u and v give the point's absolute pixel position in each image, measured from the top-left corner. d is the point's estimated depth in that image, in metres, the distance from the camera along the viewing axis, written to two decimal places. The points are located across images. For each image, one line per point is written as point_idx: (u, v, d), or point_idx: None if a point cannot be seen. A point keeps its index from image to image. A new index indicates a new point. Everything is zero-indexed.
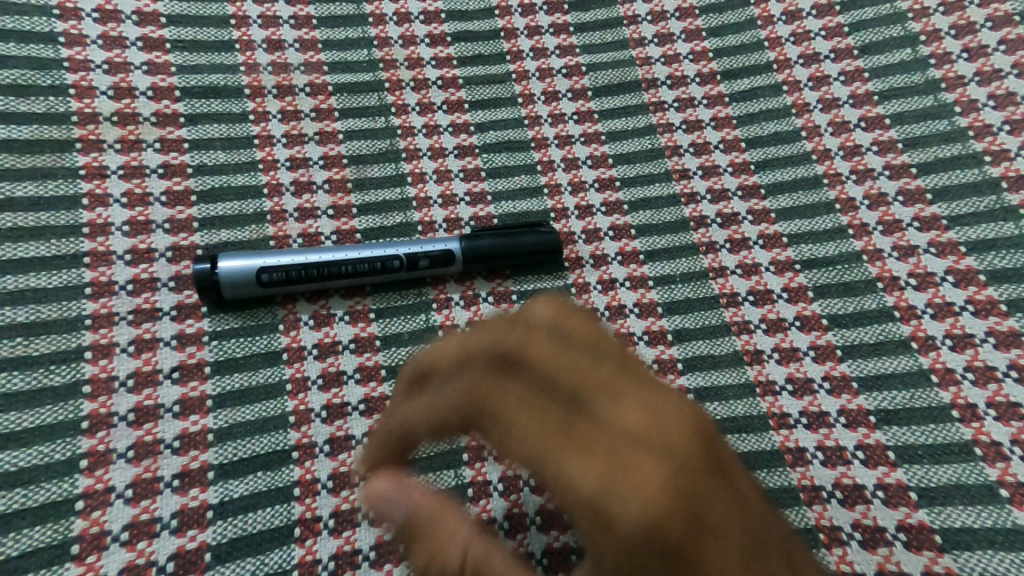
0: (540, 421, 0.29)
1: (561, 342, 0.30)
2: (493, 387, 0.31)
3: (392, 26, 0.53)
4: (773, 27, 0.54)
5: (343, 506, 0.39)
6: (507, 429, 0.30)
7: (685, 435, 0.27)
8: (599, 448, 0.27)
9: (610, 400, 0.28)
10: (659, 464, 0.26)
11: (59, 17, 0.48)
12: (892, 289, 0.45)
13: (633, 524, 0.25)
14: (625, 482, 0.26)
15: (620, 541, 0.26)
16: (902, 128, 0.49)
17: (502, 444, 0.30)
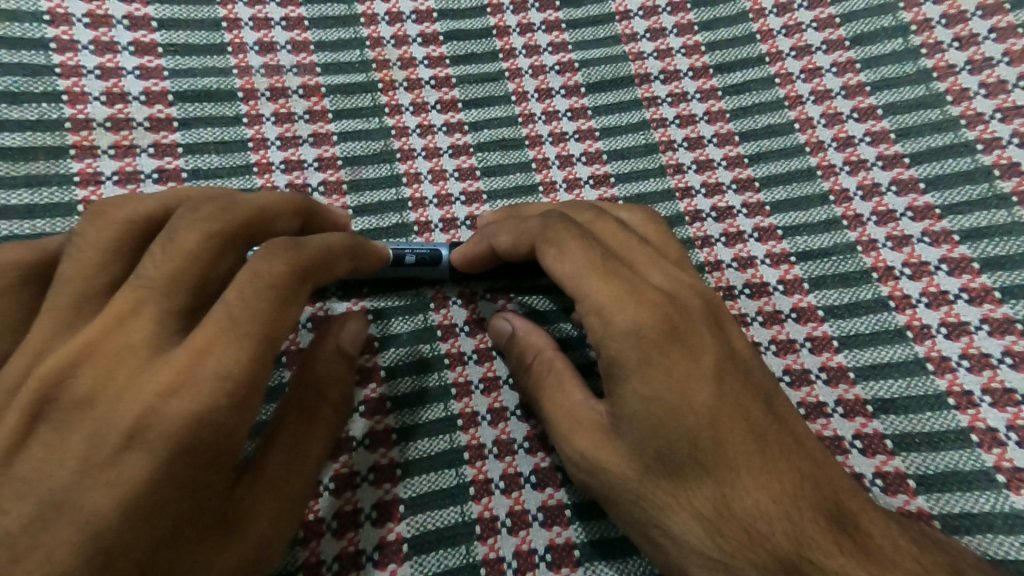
0: (594, 260, 0.39)
1: (615, 226, 0.42)
2: (568, 231, 0.40)
3: (384, 27, 0.53)
4: (765, 20, 0.54)
5: (345, 508, 0.39)
6: (562, 263, 0.39)
7: (687, 287, 0.40)
8: (621, 276, 0.39)
9: (644, 259, 0.40)
10: (665, 299, 0.38)
11: (48, 22, 0.48)
12: (887, 279, 0.45)
13: (633, 325, 0.37)
14: (638, 307, 0.37)
15: (615, 332, 0.37)
16: (894, 118, 0.50)
17: (557, 268, 0.39)
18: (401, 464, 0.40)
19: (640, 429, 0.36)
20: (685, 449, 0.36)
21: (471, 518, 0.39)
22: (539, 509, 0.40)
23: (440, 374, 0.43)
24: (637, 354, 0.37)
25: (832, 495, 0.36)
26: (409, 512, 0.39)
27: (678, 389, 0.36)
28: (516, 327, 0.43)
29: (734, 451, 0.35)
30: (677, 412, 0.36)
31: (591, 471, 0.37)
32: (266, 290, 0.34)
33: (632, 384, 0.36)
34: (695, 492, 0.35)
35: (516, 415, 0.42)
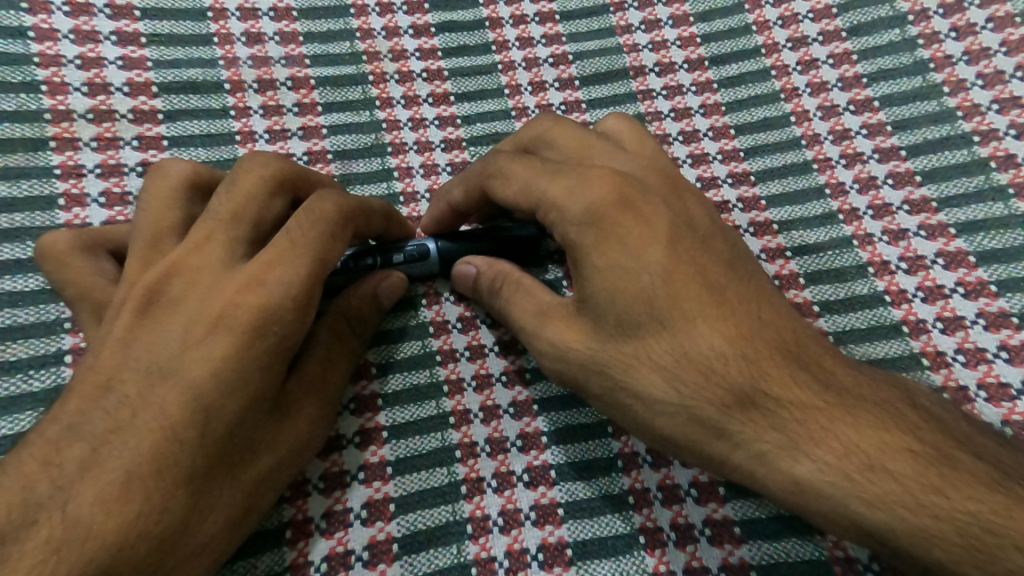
0: (537, 169, 0.41)
1: (575, 131, 0.43)
2: (518, 160, 0.41)
3: (374, 18, 0.52)
4: (762, 11, 0.53)
5: (335, 507, 0.39)
6: (507, 190, 0.41)
7: (645, 168, 0.41)
8: (567, 171, 0.40)
9: (603, 152, 0.42)
10: (616, 175, 0.40)
11: (28, 10, 0.47)
12: (882, 274, 0.45)
13: (585, 205, 0.39)
14: (599, 215, 0.38)
15: (569, 221, 0.39)
16: (892, 110, 0.49)
17: (506, 192, 0.41)
18: (392, 462, 0.40)
19: (615, 324, 0.37)
20: (641, 306, 0.37)
21: (463, 517, 0.39)
22: (531, 507, 0.39)
23: (432, 371, 0.42)
24: (591, 234, 0.38)
25: (787, 335, 0.37)
26: (400, 511, 0.39)
27: (630, 253, 0.37)
28: (478, 266, 0.42)
29: (710, 339, 0.36)
30: (632, 274, 0.37)
31: (579, 369, 0.38)
32: (316, 225, 0.37)
33: (608, 285, 0.37)
34: (653, 345, 0.37)
35: (509, 413, 0.42)
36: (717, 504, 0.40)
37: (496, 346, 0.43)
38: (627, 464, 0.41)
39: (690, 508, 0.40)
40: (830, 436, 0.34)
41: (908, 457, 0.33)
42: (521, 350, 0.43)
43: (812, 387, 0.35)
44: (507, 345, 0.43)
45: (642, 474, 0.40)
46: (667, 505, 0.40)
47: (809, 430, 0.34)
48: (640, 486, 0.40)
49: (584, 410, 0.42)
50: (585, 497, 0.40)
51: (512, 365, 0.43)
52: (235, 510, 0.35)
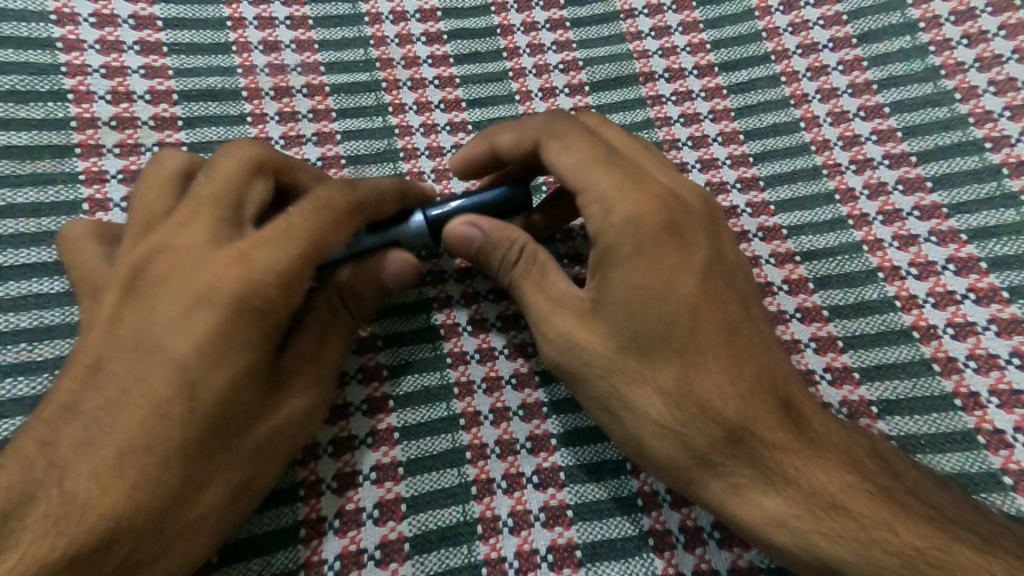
0: (595, 155, 0.40)
1: (625, 132, 0.43)
2: (582, 134, 0.41)
3: (393, 47, 0.52)
4: (781, 39, 0.52)
5: (350, 547, 0.38)
6: (561, 159, 0.40)
7: (688, 188, 0.41)
8: (622, 167, 0.40)
9: (651, 160, 0.42)
10: (666, 192, 0.40)
11: (62, 49, 0.48)
12: (910, 308, 0.43)
13: (631, 215, 0.38)
14: (643, 230, 0.38)
15: (611, 221, 0.39)
16: (916, 141, 0.47)
17: (555, 164, 0.40)
18: (406, 500, 0.39)
19: (623, 343, 0.38)
20: (663, 327, 0.37)
21: (478, 558, 0.38)
22: (548, 549, 0.38)
23: (448, 404, 0.41)
24: (632, 241, 0.38)
25: (789, 390, 0.38)
26: (415, 551, 0.38)
27: (665, 276, 0.38)
28: (484, 230, 0.41)
29: (721, 374, 0.37)
30: (659, 291, 0.37)
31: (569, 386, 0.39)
32: (321, 213, 0.37)
33: (627, 303, 0.38)
34: (661, 370, 0.38)
35: (526, 448, 0.40)
36: (741, 548, 0.39)
37: (513, 378, 0.42)
38: (648, 504, 0.39)
39: (713, 551, 0.38)
40: (802, 475, 0.36)
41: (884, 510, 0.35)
42: (539, 383, 0.42)
43: (800, 436, 0.36)
44: (524, 377, 0.42)
45: (663, 514, 0.39)
46: (689, 548, 0.39)
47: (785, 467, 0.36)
48: (661, 527, 0.39)
49: (604, 447, 0.40)
50: (603, 539, 0.39)
51: (530, 398, 0.42)
52: (234, 503, 0.36)
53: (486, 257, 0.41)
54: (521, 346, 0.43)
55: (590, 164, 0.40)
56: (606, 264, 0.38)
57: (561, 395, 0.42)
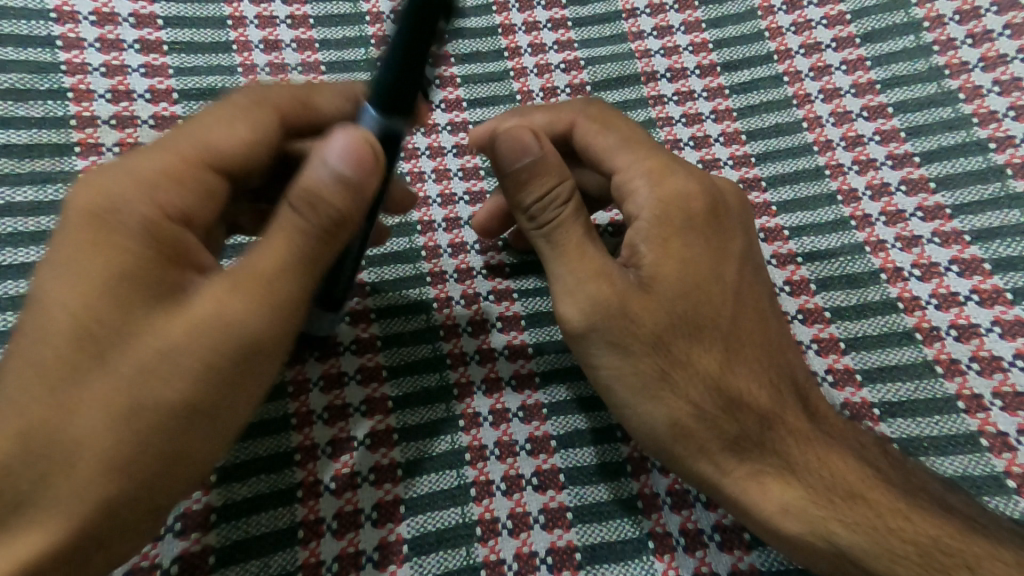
0: (636, 138, 0.41)
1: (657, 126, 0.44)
2: (619, 119, 0.42)
3: (389, 25, 0.53)
4: (774, 17, 0.53)
5: (346, 508, 0.39)
6: (602, 141, 0.41)
7: (727, 187, 0.43)
8: (665, 153, 0.41)
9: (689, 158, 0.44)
10: (707, 183, 0.41)
11: (57, 20, 0.48)
12: (895, 280, 0.44)
13: (679, 194, 0.40)
14: (692, 215, 0.40)
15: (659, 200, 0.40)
16: (905, 116, 0.49)
17: (597, 145, 0.42)
18: (402, 465, 0.40)
19: (669, 322, 0.38)
20: (704, 314, 0.39)
21: (472, 519, 0.39)
22: (540, 511, 0.40)
23: (442, 374, 0.43)
24: (676, 223, 0.39)
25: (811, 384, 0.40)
26: (410, 512, 0.39)
27: (709, 263, 0.39)
28: (542, 150, 0.39)
29: (751, 357, 0.39)
30: (702, 281, 0.39)
31: (602, 362, 0.39)
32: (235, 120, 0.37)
33: (675, 287, 0.38)
34: (704, 354, 0.39)
35: (518, 417, 0.42)
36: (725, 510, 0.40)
37: (505, 350, 0.44)
38: (636, 469, 0.41)
39: (699, 513, 0.40)
40: (811, 458, 0.38)
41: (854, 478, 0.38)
42: (531, 354, 0.44)
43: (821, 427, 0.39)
44: (517, 349, 0.44)
45: (651, 479, 0.41)
46: (676, 510, 0.40)
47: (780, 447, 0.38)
48: (649, 490, 0.40)
49: (593, 415, 0.42)
50: (594, 501, 0.40)
51: (522, 369, 0.43)
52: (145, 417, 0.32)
53: (529, 178, 0.39)
54: (513, 319, 0.45)
55: (632, 143, 0.41)
56: (652, 247, 0.39)
57: (551, 366, 0.43)
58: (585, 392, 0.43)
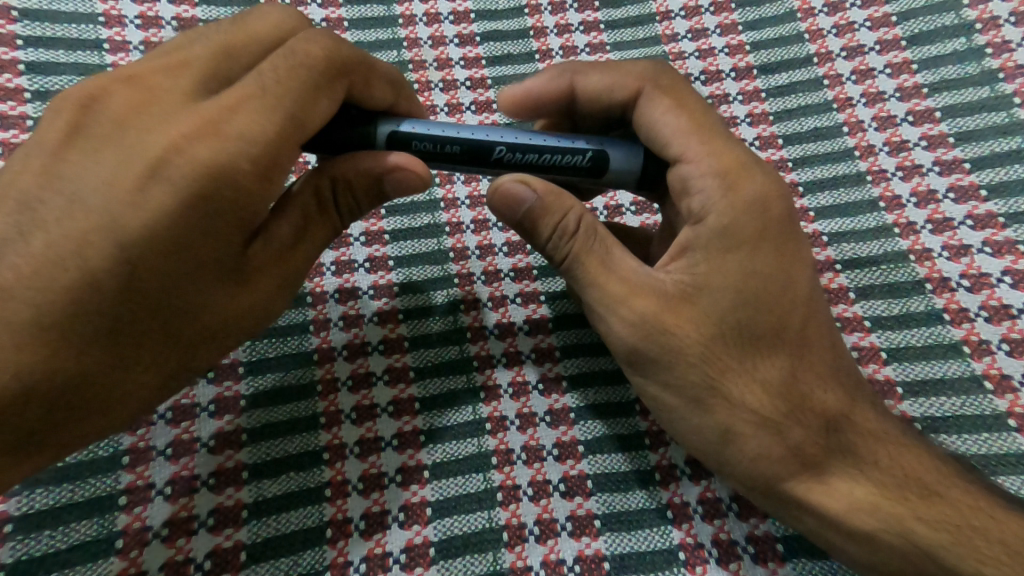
0: (699, 123, 0.38)
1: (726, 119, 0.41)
2: (689, 100, 0.39)
3: (426, 50, 0.52)
4: (824, 40, 0.50)
5: (375, 550, 0.37)
6: (669, 120, 0.39)
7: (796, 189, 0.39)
8: (744, 155, 0.38)
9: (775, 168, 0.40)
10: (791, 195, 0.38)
11: (109, 50, 0.48)
12: (961, 322, 0.41)
13: (756, 197, 0.37)
14: (769, 219, 0.37)
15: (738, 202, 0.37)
16: (967, 148, 0.46)
17: (659, 125, 0.39)
18: (431, 504, 0.38)
19: (715, 329, 0.36)
20: (772, 326, 0.37)
21: (504, 566, 0.37)
22: (575, 560, 0.37)
23: (476, 409, 0.41)
24: (755, 228, 0.37)
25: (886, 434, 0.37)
26: (440, 557, 0.37)
27: (783, 278, 0.37)
28: (538, 194, 0.37)
29: (819, 366, 0.37)
30: (776, 298, 0.37)
31: (647, 371, 0.37)
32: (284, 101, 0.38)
33: (724, 295, 0.36)
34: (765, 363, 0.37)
35: (553, 456, 0.39)
36: (777, 564, 0.37)
37: (539, 382, 0.41)
38: (678, 516, 0.38)
39: (749, 567, 0.37)
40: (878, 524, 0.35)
41: (901, 523, 0.35)
42: (566, 389, 0.41)
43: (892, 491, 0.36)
44: (551, 382, 0.41)
45: (693, 527, 0.38)
46: (723, 564, 0.37)
47: (805, 486, 0.36)
48: (692, 541, 0.38)
49: (634, 456, 0.39)
50: (634, 552, 0.37)
51: (557, 404, 0.41)
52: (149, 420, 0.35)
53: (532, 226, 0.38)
54: (548, 352, 0.42)
55: (701, 133, 0.38)
56: (710, 254, 0.37)
57: (590, 402, 0.41)
58: (625, 431, 0.40)
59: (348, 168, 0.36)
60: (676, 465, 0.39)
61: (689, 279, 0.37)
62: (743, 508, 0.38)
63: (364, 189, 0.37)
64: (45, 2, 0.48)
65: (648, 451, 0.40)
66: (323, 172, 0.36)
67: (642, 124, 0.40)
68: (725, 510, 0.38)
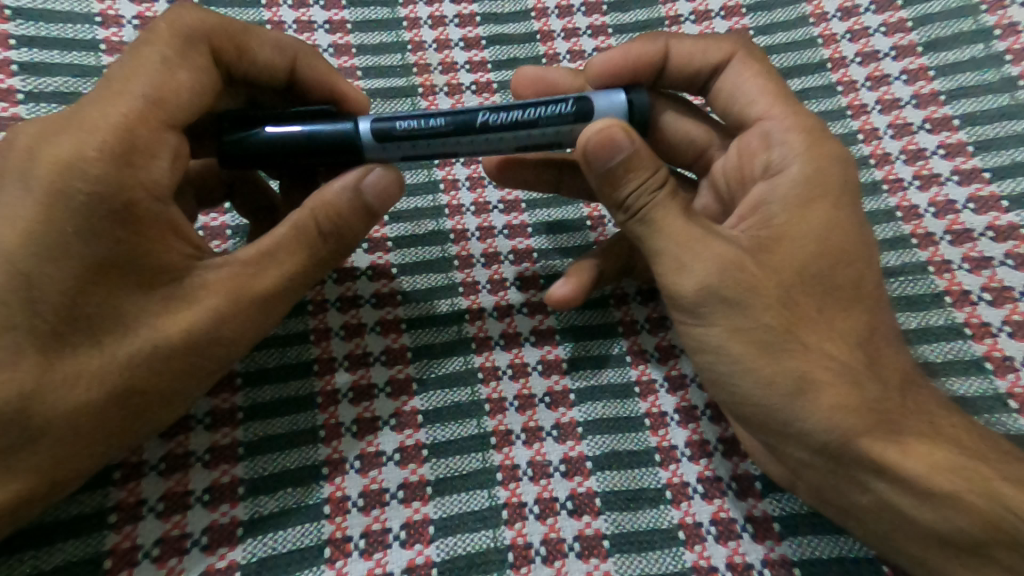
0: (783, 91, 0.41)
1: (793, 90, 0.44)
2: (772, 72, 0.42)
3: (426, 30, 0.52)
4: (827, 24, 0.50)
5: (374, 526, 0.38)
6: (759, 81, 0.41)
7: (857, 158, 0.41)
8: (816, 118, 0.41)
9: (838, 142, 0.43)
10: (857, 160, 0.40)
11: (101, 24, 0.48)
12: (962, 305, 0.42)
13: (838, 153, 0.39)
14: (849, 177, 0.39)
15: (816, 156, 0.38)
16: (972, 129, 0.46)
17: (748, 88, 0.42)
18: (431, 483, 0.39)
19: (796, 278, 0.36)
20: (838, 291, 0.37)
21: (504, 543, 0.37)
22: (575, 538, 0.38)
23: (473, 390, 0.41)
24: (835, 182, 0.38)
25: (894, 411, 0.36)
26: (440, 534, 0.38)
27: (854, 237, 0.38)
28: (634, 143, 0.36)
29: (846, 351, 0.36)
30: (850, 257, 0.37)
31: (714, 315, 0.36)
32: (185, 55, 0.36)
33: (797, 251, 0.37)
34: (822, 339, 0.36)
35: (552, 436, 0.40)
36: (775, 543, 0.38)
37: (539, 364, 0.42)
38: (676, 496, 0.39)
39: (747, 545, 0.38)
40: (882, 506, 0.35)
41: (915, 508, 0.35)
42: (566, 370, 0.42)
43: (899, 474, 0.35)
44: (551, 364, 0.42)
45: (693, 507, 0.38)
46: (722, 542, 0.38)
47: (865, 456, 0.35)
48: (691, 519, 0.38)
49: (631, 437, 0.40)
50: (632, 530, 0.38)
51: (557, 386, 0.41)
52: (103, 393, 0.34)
53: (624, 172, 0.36)
54: (547, 334, 0.43)
55: (784, 99, 0.41)
56: (790, 205, 0.37)
57: (588, 383, 0.42)
58: (622, 412, 0.41)
59: (325, 194, 0.37)
60: (675, 446, 0.40)
61: (766, 231, 0.37)
62: (740, 487, 0.39)
63: (350, 208, 0.37)
64: None
65: (645, 432, 0.40)
66: (303, 207, 0.37)
67: (727, 85, 0.42)
68: (724, 489, 0.39)
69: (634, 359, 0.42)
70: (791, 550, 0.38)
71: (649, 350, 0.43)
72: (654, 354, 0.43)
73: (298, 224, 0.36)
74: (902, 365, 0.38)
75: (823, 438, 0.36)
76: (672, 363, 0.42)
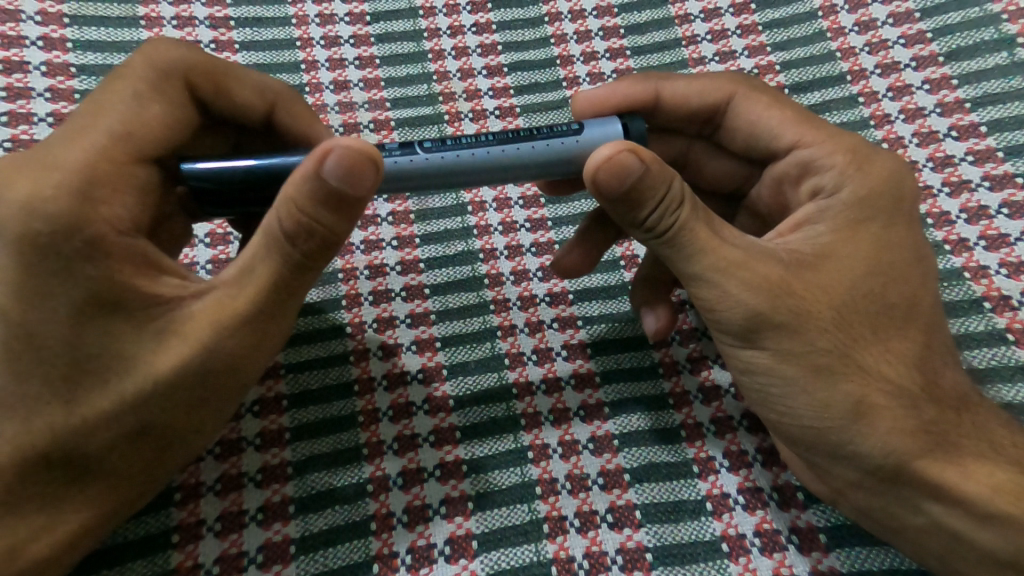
0: (802, 116, 0.42)
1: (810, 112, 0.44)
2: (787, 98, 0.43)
3: (450, 61, 0.54)
4: (844, 38, 0.51)
5: (419, 542, 0.38)
6: (773, 114, 0.42)
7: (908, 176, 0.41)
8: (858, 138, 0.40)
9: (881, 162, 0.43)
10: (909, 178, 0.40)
11: None
12: (1002, 310, 0.42)
13: (891, 173, 0.39)
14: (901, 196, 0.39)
15: (869, 180, 0.39)
16: (1001, 136, 0.46)
17: (765, 123, 0.42)
18: (472, 497, 0.39)
19: (841, 295, 0.37)
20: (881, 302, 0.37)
21: (547, 557, 0.38)
22: (617, 551, 0.38)
23: (509, 405, 0.42)
24: (887, 205, 0.38)
25: (936, 419, 0.36)
26: (483, 549, 0.38)
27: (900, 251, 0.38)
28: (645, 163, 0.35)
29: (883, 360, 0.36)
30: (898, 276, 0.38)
31: (766, 342, 0.36)
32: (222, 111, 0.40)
33: (844, 272, 0.37)
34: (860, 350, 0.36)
35: (589, 449, 0.41)
36: (822, 555, 0.38)
37: (572, 379, 0.43)
38: (717, 508, 0.39)
39: (793, 557, 0.38)
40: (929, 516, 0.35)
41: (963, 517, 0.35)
42: (598, 383, 0.43)
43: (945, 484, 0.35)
44: (583, 378, 0.43)
45: (735, 519, 0.39)
46: (767, 553, 0.38)
47: (907, 463, 0.35)
48: (734, 531, 0.38)
49: (668, 448, 0.40)
50: (674, 542, 0.38)
51: (590, 399, 0.42)
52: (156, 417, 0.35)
53: (637, 199, 0.35)
54: (578, 348, 0.44)
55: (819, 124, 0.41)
56: (839, 228, 0.38)
57: (622, 395, 0.42)
58: (657, 423, 0.41)
59: (285, 188, 0.33)
60: (712, 457, 0.40)
61: (811, 246, 0.37)
62: (782, 498, 0.39)
63: (308, 194, 0.32)
64: (97, 33, 0.52)
65: (682, 443, 0.41)
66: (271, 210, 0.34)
67: (738, 125, 0.43)
68: (766, 500, 0.39)
69: (667, 370, 0.43)
70: (838, 561, 0.38)
71: (681, 361, 0.43)
72: (686, 365, 0.43)
73: (268, 227, 0.33)
74: (944, 373, 0.38)
75: (865, 445, 0.36)
76: (705, 374, 0.43)
